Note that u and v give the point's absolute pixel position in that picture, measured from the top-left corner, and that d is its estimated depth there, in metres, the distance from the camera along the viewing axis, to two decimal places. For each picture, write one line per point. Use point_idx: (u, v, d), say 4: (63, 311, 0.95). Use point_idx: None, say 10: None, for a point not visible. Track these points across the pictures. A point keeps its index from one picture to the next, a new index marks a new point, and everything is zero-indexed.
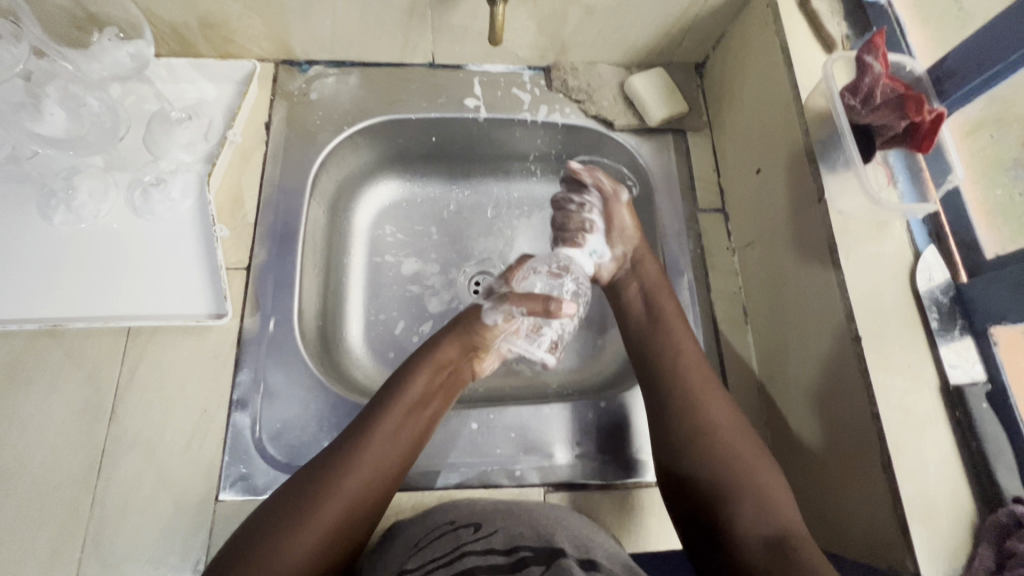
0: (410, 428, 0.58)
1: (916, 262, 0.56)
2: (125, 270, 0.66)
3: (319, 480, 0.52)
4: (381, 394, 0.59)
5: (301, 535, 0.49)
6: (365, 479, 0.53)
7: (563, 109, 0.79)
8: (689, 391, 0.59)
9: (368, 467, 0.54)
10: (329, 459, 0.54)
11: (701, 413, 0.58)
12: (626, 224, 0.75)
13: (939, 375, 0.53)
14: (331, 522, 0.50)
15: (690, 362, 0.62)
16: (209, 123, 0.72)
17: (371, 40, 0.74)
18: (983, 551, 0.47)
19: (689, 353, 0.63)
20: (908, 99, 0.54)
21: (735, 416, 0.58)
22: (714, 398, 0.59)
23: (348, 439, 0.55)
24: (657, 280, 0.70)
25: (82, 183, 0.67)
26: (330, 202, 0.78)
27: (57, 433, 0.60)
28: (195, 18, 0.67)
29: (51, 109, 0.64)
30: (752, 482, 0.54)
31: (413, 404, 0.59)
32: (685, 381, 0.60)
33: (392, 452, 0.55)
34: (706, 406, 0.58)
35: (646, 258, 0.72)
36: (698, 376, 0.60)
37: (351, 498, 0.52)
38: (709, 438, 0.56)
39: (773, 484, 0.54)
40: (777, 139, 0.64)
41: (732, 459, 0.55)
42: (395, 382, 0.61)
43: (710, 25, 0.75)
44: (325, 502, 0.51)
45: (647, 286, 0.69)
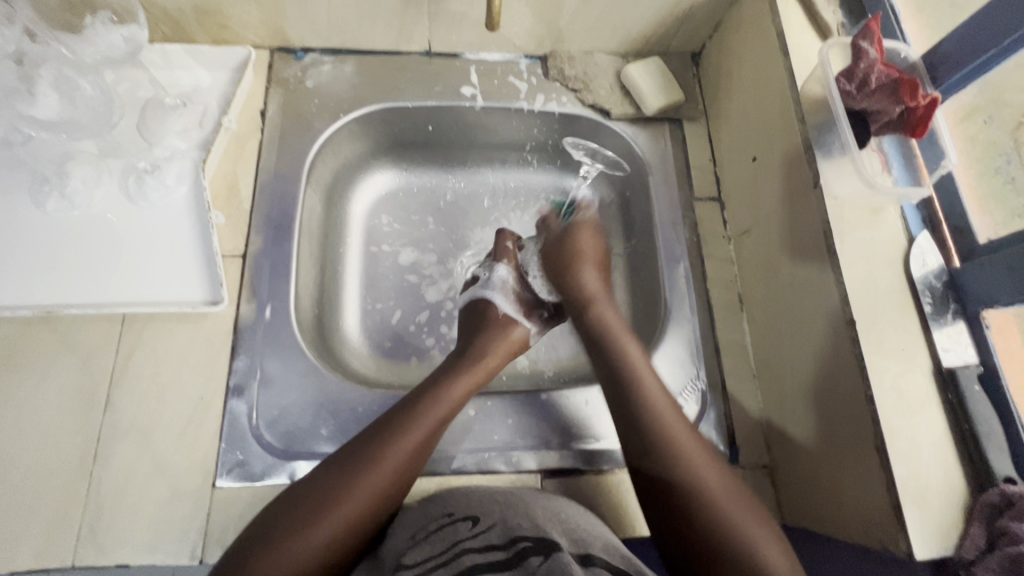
0: (440, 432, 0.58)
1: (910, 247, 0.57)
2: (120, 257, 0.66)
3: (349, 469, 0.52)
4: (418, 394, 0.59)
5: (326, 522, 0.49)
6: (392, 477, 0.53)
7: (560, 98, 0.79)
8: (664, 447, 0.55)
9: (395, 465, 0.53)
10: (359, 452, 0.53)
11: (675, 445, 0.55)
12: (587, 272, 0.70)
13: (932, 358, 0.53)
14: (356, 510, 0.50)
15: (664, 402, 0.58)
16: (203, 110, 0.72)
17: (367, 26, 0.73)
18: (975, 531, 0.48)
19: (655, 387, 0.59)
20: (903, 82, 0.54)
21: (709, 452, 0.55)
22: (683, 430, 0.56)
23: (380, 433, 0.54)
24: (611, 320, 0.66)
25: (75, 170, 0.67)
26: (326, 191, 0.78)
27: (52, 420, 0.59)
28: (190, 3, 0.67)
29: (45, 91, 0.61)
30: (732, 521, 0.50)
31: (446, 409, 0.58)
32: (665, 425, 0.56)
33: (420, 453, 0.55)
34: (677, 442, 0.55)
35: (601, 307, 0.68)
36: (670, 417, 0.57)
37: (374, 494, 0.52)
38: (687, 478, 0.52)
39: (758, 523, 0.50)
40: (774, 126, 0.65)
41: (713, 499, 0.51)
42: (434, 385, 0.60)
43: (706, 13, 0.75)
44: (352, 494, 0.51)
45: (603, 328, 0.65)
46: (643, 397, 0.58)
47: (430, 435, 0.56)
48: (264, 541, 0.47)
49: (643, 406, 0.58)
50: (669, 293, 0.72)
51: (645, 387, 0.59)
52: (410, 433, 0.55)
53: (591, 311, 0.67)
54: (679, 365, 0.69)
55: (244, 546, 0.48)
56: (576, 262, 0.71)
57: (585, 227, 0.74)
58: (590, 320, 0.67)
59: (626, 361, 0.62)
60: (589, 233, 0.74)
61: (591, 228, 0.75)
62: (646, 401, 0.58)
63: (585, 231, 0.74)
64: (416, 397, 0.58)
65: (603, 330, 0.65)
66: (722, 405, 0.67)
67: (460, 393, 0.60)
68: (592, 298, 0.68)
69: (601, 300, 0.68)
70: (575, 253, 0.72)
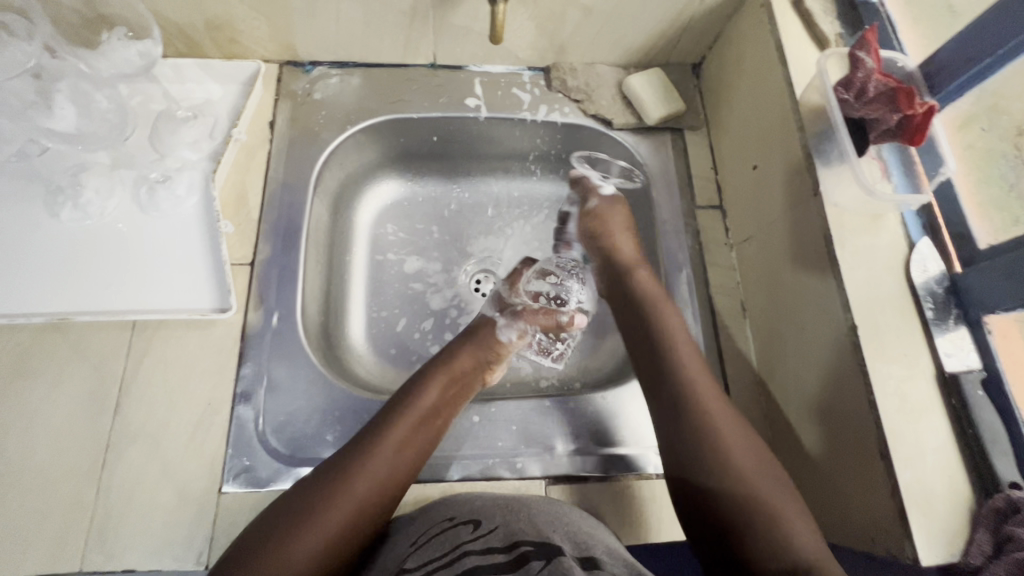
0: (419, 445, 0.57)
1: (910, 253, 0.57)
2: (131, 265, 0.67)
3: (325, 486, 0.52)
4: (392, 405, 0.59)
5: (303, 541, 0.49)
6: (368, 492, 0.53)
7: (563, 109, 0.81)
8: (692, 415, 0.56)
9: (371, 480, 0.53)
10: (333, 469, 0.53)
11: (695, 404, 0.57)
12: (622, 238, 0.74)
13: (935, 364, 0.53)
14: (334, 528, 0.50)
15: (692, 363, 0.61)
16: (214, 122, 0.73)
17: (374, 40, 0.75)
18: (980, 537, 0.48)
19: (686, 348, 0.62)
20: (901, 91, 0.55)
21: (736, 415, 0.57)
22: (708, 384, 0.59)
23: (355, 448, 0.55)
24: (658, 293, 0.68)
25: (89, 181, 0.68)
26: (333, 201, 0.79)
27: (63, 425, 0.60)
28: (202, 19, 0.69)
29: (61, 104, 0.64)
30: (751, 484, 0.52)
31: (423, 408, 0.59)
32: (697, 394, 0.58)
33: (399, 467, 0.55)
34: (701, 397, 0.57)
35: (641, 272, 0.70)
36: (697, 373, 0.60)
37: (349, 511, 0.51)
38: (719, 447, 0.54)
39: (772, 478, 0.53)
40: (774, 135, 0.65)
41: (736, 461, 0.53)
42: (408, 393, 0.61)
43: (706, 25, 0.76)
44: (328, 511, 0.51)
45: (646, 295, 0.68)
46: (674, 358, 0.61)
47: (409, 434, 0.57)
48: (246, 561, 0.47)
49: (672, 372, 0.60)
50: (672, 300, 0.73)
51: (682, 363, 0.60)
52: (390, 435, 0.56)
53: (631, 277, 0.70)
54: None
55: (243, 549, 0.49)
56: (616, 230, 0.75)
57: (618, 199, 0.79)
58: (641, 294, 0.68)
59: (669, 332, 0.63)
60: (622, 211, 0.77)
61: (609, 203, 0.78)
62: (675, 359, 0.61)
63: (619, 208, 0.77)
64: (390, 410, 0.59)
65: (648, 304, 0.67)
66: None
67: (435, 400, 0.60)
68: (631, 266, 0.71)
69: (640, 269, 0.71)
70: (606, 227, 0.75)
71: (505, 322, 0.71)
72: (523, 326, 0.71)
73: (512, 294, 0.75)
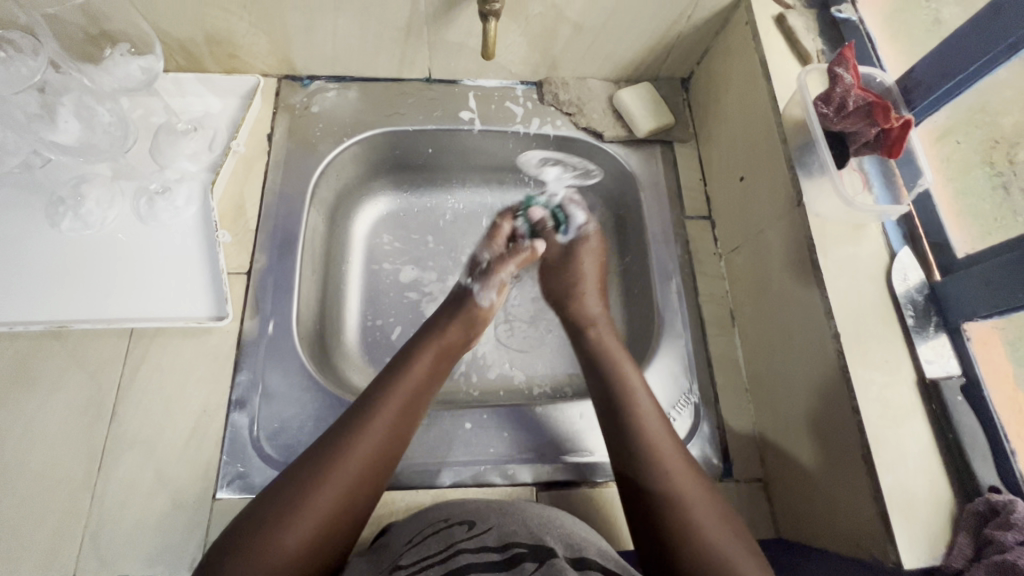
0: (407, 424, 0.58)
1: (892, 262, 0.59)
2: (129, 274, 0.68)
3: (324, 460, 0.52)
4: (377, 384, 0.60)
5: (295, 524, 0.49)
6: (359, 471, 0.53)
7: (555, 122, 0.83)
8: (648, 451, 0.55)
9: (361, 460, 0.53)
10: (322, 451, 0.53)
11: (654, 466, 0.54)
12: (590, 300, 0.74)
13: (916, 370, 0.55)
14: (324, 514, 0.50)
15: (653, 424, 0.57)
16: (213, 135, 0.75)
17: (371, 55, 0.77)
18: (961, 540, 0.48)
19: (647, 407, 0.59)
20: (877, 105, 0.57)
21: (681, 450, 0.56)
22: (670, 445, 0.56)
23: (344, 428, 0.55)
24: (620, 355, 0.65)
25: (90, 192, 0.70)
26: (330, 211, 0.81)
27: (59, 432, 0.61)
28: (204, 35, 0.71)
29: (65, 118, 0.66)
30: (713, 547, 0.48)
31: (412, 385, 0.60)
32: (650, 434, 0.56)
33: (387, 446, 0.56)
34: (661, 460, 0.54)
35: (597, 326, 0.70)
36: (657, 434, 0.56)
37: (338, 497, 0.51)
38: (670, 482, 0.53)
39: (736, 539, 0.49)
40: (759, 147, 0.67)
41: (696, 523, 0.50)
42: (393, 372, 0.61)
43: (693, 41, 0.79)
44: (328, 483, 0.51)
45: (600, 348, 0.66)
46: (635, 420, 0.57)
47: (399, 414, 0.58)
48: (239, 547, 0.47)
49: (629, 417, 0.58)
50: (661, 308, 0.74)
51: (637, 404, 0.59)
52: (381, 410, 0.57)
53: (587, 334, 0.69)
54: (672, 379, 0.70)
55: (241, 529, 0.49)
56: (579, 283, 0.75)
57: (590, 239, 0.78)
58: (602, 357, 0.65)
59: (623, 379, 0.61)
60: (589, 257, 0.77)
61: (591, 241, 0.78)
62: (635, 421, 0.57)
63: (586, 254, 0.77)
64: (375, 389, 0.59)
65: (610, 365, 0.63)
66: (715, 418, 0.68)
67: (421, 377, 0.61)
68: (589, 322, 0.71)
69: (600, 325, 0.70)
70: (574, 274, 0.76)
71: (478, 288, 0.73)
72: (497, 279, 0.74)
73: (485, 251, 0.77)
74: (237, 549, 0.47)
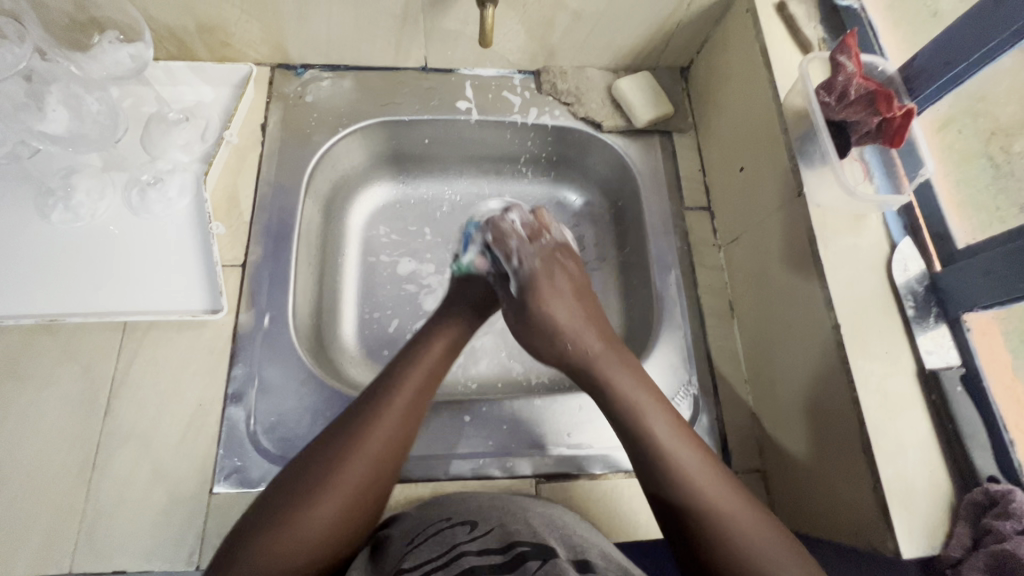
0: (419, 408, 0.57)
1: (892, 253, 0.58)
2: (120, 267, 0.67)
3: (338, 446, 0.52)
4: (392, 369, 0.58)
5: (322, 501, 0.49)
6: (381, 449, 0.53)
7: (553, 112, 0.81)
8: (647, 439, 0.53)
9: (382, 440, 0.53)
10: (345, 429, 0.53)
11: (682, 491, 0.50)
12: (562, 305, 0.62)
13: (916, 360, 0.55)
14: (351, 493, 0.51)
15: (669, 443, 0.52)
16: (206, 125, 0.74)
17: (366, 44, 0.76)
18: (959, 530, 0.49)
19: (675, 443, 0.52)
20: (880, 94, 0.57)
21: (677, 425, 0.54)
22: (712, 481, 0.50)
23: (360, 414, 0.54)
24: (636, 390, 0.56)
25: (79, 183, 0.69)
26: (325, 203, 0.80)
27: (52, 427, 0.60)
28: (195, 23, 0.69)
29: (53, 107, 0.65)
30: (725, 520, 0.48)
31: (426, 372, 0.59)
32: (644, 420, 0.54)
33: (405, 426, 0.56)
34: (708, 499, 0.49)
35: (556, 312, 0.61)
36: (695, 471, 0.51)
37: (363, 477, 0.52)
38: (671, 472, 0.51)
39: (794, 562, 0.46)
40: (759, 137, 0.67)
41: (734, 539, 0.47)
42: (410, 356, 0.60)
43: (693, 30, 0.78)
44: (348, 469, 0.51)
45: (566, 334, 0.60)
46: (654, 451, 0.52)
47: (413, 400, 0.56)
48: (261, 526, 0.48)
49: (620, 400, 0.56)
50: (660, 300, 0.73)
51: (621, 388, 0.56)
52: (396, 396, 0.56)
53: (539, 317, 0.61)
54: (672, 371, 0.70)
55: (252, 520, 0.49)
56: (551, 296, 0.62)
57: (557, 259, 0.65)
58: (611, 395, 0.56)
59: (597, 364, 0.58)
60: (562, 284, 0.63)
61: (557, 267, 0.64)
62: (655, 451, 0.52)
63: (553, 296, 0.62)
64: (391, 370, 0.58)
65: (624, 405, 0.55)
66: (715, 411, 0.68)
67: (437, 357, 0.60)
68: (560, 328, 0.61)
69: (581, 323, 0.61)
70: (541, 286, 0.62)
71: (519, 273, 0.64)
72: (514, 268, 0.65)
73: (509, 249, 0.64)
74: (249, 542, 0.47)
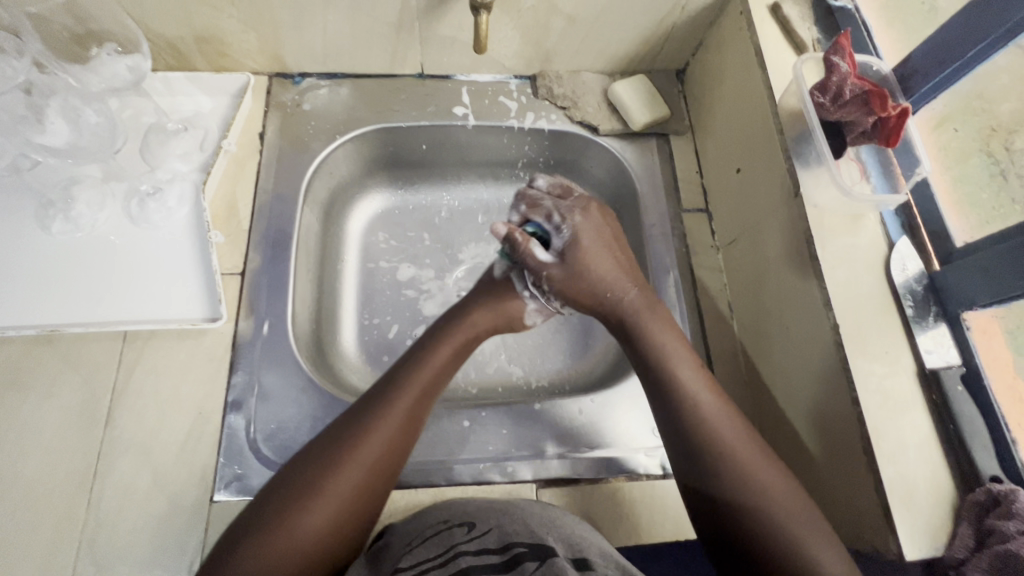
0: (421, 413, 0.57)
1: (890, 253, 0.58)
2: (120, 277, 0.68)
3: (333, 454, 0.52)
4: (394, 374, 0.58)
5: (316, 508, 0.49)
6: (378, 458, 0.53)
7: (550, 116, 0.82)
8: (672, 380, 0.56)
9: (378, 450, 0.53)
10: (341, 434, 0.53)
11: (707, 436, 0.53)
12: (605, 252, 0.63)
13: (916, 360, 0.54)
14: (345, 501, 0.51)
15: (699, 395, 0.55)
16: (204, 134, 0.74)
17: (363, 52, 0.76)
18: (962, 530, 0.48)
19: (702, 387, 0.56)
20: (873, 95, 0.57)
21: (705, 377, 0.57)
22: (740, 438, 0.53)
23: (360, 419, 0.54)
24: (665, 335, 0.59)
25: (80, 194, 0.69)
26: (324, 210, 0.80)
27: (53, 437, 0.60)
28: (192, 34, 0.70)
29: (52, 120, 0.65)
30: (747, 470, 0.51)
31: (427, 381, 0.58)
32: (676, 368, 0.57)
33: (406, 434, 0.55)
34: (723, 442, 0.52)
35: (593, 260, 0.62)
36: (722, 424, 0.53)
37: (358, 485, 0.52)
38: (694, 416, 0.54)
39: (799, 514, 0.49)
40: (755, 139, 0.67)
41: (758, 496, 0.50)
42: (414, 359, 0.60)
43: (688, 32, 0.78)
44: (342, 477, 0.51)
45: (602, 283, 0.61)
46: (683, 397, 0.55)
47: (414, 408, 0.56)
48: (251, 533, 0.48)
49: (649, 343, 0.59)
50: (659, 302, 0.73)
51: (653, 336, 0.59)
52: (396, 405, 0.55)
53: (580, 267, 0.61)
54: None
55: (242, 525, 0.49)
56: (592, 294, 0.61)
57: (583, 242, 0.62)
58: (640, 340, 0.59)
59: (632, 310, 0.61)
60: (598, 244, 0.63)
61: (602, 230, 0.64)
62: (683, 397, 0.55)
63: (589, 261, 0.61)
64: (392, 378, 0.58)
65: (652, 349, 0.58)
66: None
67: (440, 364, 0.60)
68: (605, 283, 0.62)
69: (621, 274, 0.62)
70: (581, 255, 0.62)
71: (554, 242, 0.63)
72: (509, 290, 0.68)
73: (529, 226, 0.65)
74: (241, 543, 0.47)
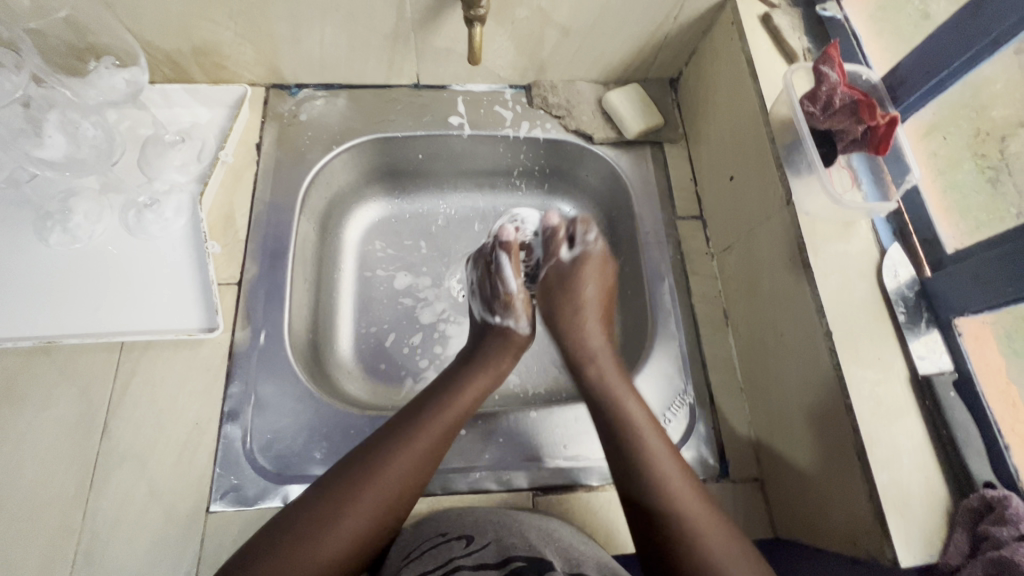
0: (425, 467, 0.56)
1: (882, 259, 0.59)
2: (117, 287, 0.68)
3: (336, 495, 0.52)
4: (403, 419, 0.59)
5: (309, 551, 0.49)
6: (376, 503, 0.53)
7: (545, 125, 0.82)
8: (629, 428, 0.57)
9: (377, 495, 0.53)
10: (349, 474, 0.54)
11: (656, 487, 0.53)
12: (587, 285, 0.71)
13: (909, 366, 0.55)
14: (337, 545, 0.51)
15: (655, 447, 0.56)
16: (201, 145, 0.75)
17: (359, 63, 0.77)
18: (958, 537, 0.48)
19: (659, 445, 0.56)
20: (862, 103, 0.59)
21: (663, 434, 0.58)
22: (692, 496, 0.52)
23: (369, 459, 0.55)
24: (619, 385, 0.62)
25: (78, 205, 0.70)
26: (321, 219, 0.81)
27: (48, 450, 0.60)
28: (190, 46, 0.71)
29: (51, 133, 0.64)
30: (696, 526, 0.50)
31: (436, 431, 0.58)
32: (633, 420, 0.58)
33: (410, 482, 0.55)
34: (674, 494, 0.52)
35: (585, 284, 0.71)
36: (674, 475, 0.53)
37: (353, 530, 0.52)
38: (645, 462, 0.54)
39: None
40: (747, 146, 0.67)
41: (707, 550, 0.49)
42: (427, 406, 0.60)
43: (681, 42, 0.79)
44: (339, 522, 0.51)
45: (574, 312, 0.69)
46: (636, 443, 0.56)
47: (420, 458, 0.56)
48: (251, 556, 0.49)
49: (601, 389, 0.62)
50: (654, 308, 0.74)
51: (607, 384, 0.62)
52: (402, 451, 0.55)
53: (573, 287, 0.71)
54: (668, 381, 0.70)
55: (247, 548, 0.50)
56: (580, 310, 0.69)
57: (590, 260, 0.72)
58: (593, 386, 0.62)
59: (592, 354, 0.66)
60: (590, 275, 0.71)
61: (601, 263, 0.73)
62: (640, 449, 0.55)
63: (588, 278, 0.71)
64: (406, 422, 0.58)
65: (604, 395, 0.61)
66: (711, 419, 0.68)
67: (449, 415, 0.60)
68: (583, 316, 0.69)
69: (589, 316, 0.69)
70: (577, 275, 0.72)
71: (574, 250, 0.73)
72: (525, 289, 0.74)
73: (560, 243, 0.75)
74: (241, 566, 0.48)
